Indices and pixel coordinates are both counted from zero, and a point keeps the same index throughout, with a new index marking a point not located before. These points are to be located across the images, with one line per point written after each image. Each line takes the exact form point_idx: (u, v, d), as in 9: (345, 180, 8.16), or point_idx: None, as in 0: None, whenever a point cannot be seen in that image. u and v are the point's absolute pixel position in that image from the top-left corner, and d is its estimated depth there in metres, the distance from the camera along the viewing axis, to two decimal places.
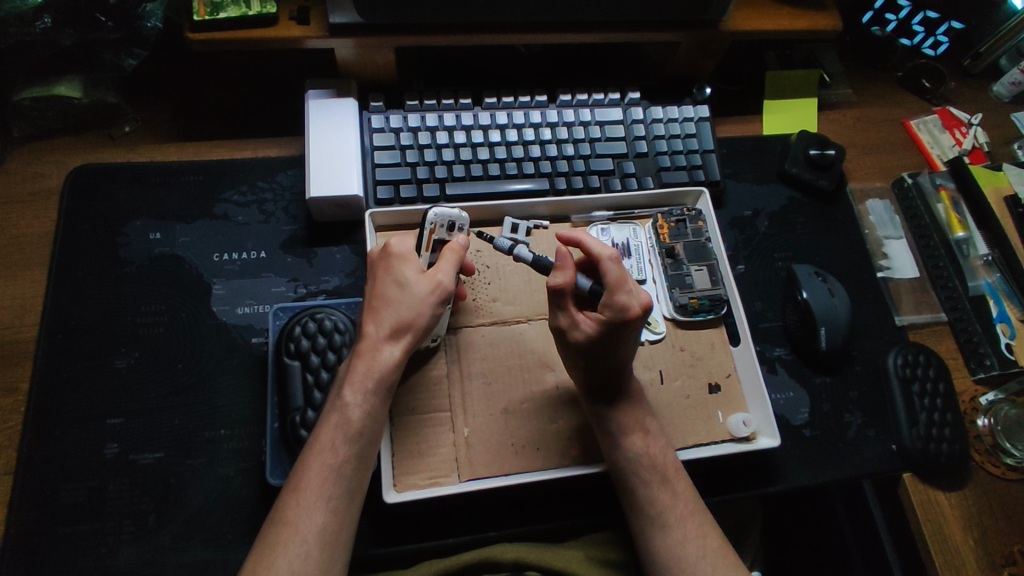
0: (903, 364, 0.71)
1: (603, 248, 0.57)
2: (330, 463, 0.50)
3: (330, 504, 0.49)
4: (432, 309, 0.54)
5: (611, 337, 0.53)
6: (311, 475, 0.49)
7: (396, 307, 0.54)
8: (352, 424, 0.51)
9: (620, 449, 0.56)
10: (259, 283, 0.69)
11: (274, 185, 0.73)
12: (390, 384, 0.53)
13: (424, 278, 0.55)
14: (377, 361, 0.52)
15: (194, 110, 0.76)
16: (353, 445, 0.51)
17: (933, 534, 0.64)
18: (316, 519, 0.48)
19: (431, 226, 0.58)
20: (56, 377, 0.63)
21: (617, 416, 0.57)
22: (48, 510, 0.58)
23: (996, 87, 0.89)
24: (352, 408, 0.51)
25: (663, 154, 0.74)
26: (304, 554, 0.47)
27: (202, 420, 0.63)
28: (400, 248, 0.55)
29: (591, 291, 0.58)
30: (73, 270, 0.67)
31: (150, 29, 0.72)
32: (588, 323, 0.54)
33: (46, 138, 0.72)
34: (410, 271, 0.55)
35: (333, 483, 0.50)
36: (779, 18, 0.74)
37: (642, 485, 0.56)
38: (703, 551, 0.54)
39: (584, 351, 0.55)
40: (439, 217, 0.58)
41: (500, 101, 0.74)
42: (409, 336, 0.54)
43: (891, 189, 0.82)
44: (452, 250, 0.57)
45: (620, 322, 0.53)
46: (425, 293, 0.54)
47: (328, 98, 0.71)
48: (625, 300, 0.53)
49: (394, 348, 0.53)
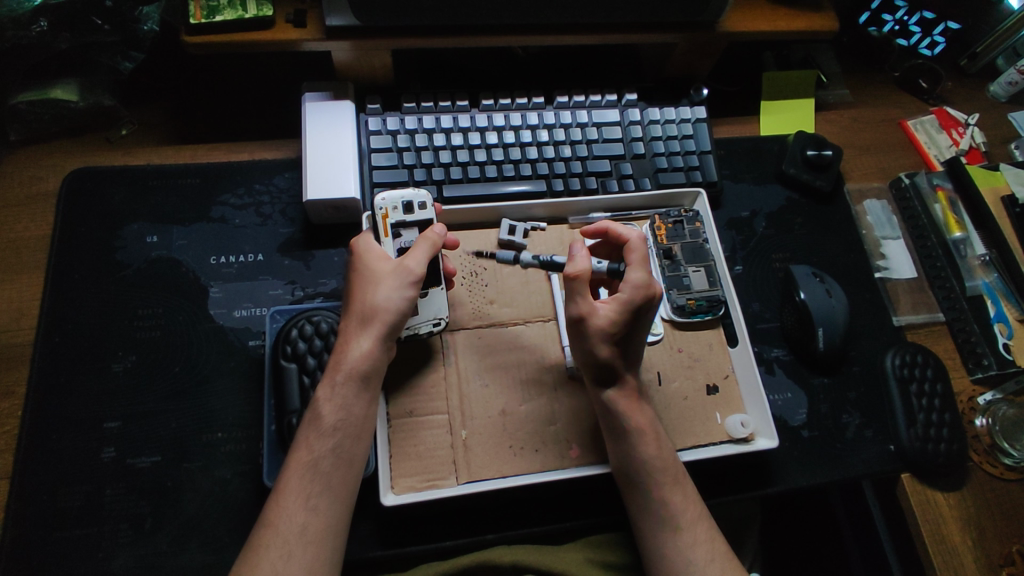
0: (901, 364, 0.71)
1: (627, 232, 0.61)
2: (307, 460, 0.51)
3: (309, 503, 0.50)
4: (396, 294, 0.55)
5: (631, 318, 0.55)
6: (291, 476, 0.51)
7: (365, 296, 0.55)
8: (323, 421, 0.52)
9: (634, 451, 0.56)
10: (257, 286, 0.69)
11: (271, 188, 0.73)
12: (362, 374, 0.53)
13: (388, 267, 0.56)
14: (348, 352, 0.54)
15: (191, 113, 0.76)
16: (328, 440, 0.52)
17: (933, 534, 0.64)
18: (296, 519, 0.49)
19: (383, 210, 0.61)
20: (53, 380, 0.63)
21: (630, 416, 0.56)
22: (44, 514, 0.58)
23: (992, 87, 0.89)
24: (322, 404, 0.53)
25: (661, 155, 0.74)
26: (286, 555, 0.48)
27: (199, 423, 0.63)
28: (365, 243, 0.58)
29: (610, 270, 0.61)
30: (70, 273, 0.67)
31: (148, 32, 0.72)
32: (610, 308, 0.55)
33: (43, 142, 0.72)
34: (378, 261, 0.57)
35: (311, 481, 0.50)
36: (776, 20, 0.74)
37: (655, 486, 0.55)
38: (712, 554, 0.54)
39: (605, 337, 0.55)
40: (388, 200, 0.61)
41: (497, 103, 0.74)
42: (380, 324, 0.54)
43: (889, 189, 0.82)
44: (426, 238, 0.57)
45: (642, 300, 0.55)
46: (392, 280, 0.55)
47: (326, 100, 0.71)
48: (645, 277, 0.56)
49: (364, 337, 0.54)
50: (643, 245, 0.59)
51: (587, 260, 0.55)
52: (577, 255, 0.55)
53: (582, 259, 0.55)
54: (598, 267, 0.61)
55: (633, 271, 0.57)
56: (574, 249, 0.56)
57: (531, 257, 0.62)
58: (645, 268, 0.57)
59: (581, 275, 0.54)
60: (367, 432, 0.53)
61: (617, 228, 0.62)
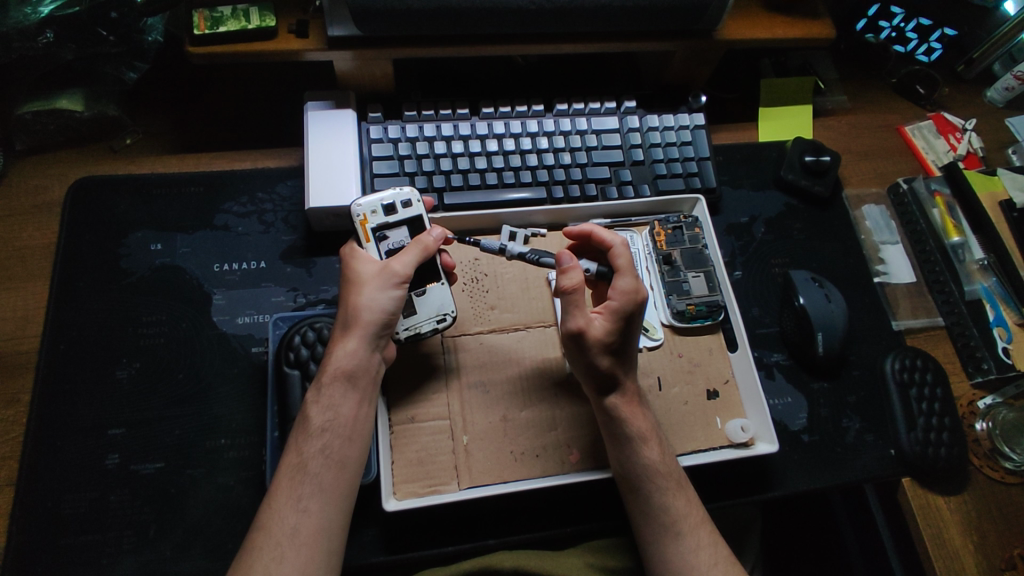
0: (900, 368, 0.71)
1: (613, 236, 0.61)
2: (297, 462, 0.52)
3: (300, 504, 0.50)
4: (381, 296, 0.56)
5: (623, 323, 0.56)
6: (283, 480, 0.51)
7: (350, 299, 0.56)
8: (311, 423, 0.53)
9: (637, 455, 0.56)
10: (259, 293, 0.69)
11: (274, 196, 0.73)
12: (346, 375, 0.54)
13: (374, 269, 0.57)
14: (335, 353, 0.55)
15: (194, 122, 0.77)
16: (315, 441, 0.53)
17: (934, 538, 0.64)
18: (288, 521, 0.49)
19: (362, 216, 0.61)
20: (57, 387, 0.63)
21: (633, 421, 0.57)
22: (48, 520, 0.59)
23: (990, 92, 0.89)
24: (311, 405, 0.54)
25: (660, 161, 0.74)
26: (278, 556, 0.48)
27: (203, 429, 0.63)
28: (351, 250, 0.59)
29: (597, 273, 0.62)
30: (76, 281, 0.68)
31: (151, 43, 0.73)
32: (603, 318, 0.56)
33: (49, 152, 0.73)
34: (364, 263, 0.57)
35: (301, 482, 0.51)
36: (773, 27, 0.75)
37: (659, 491, 0.55)
38: (715, 558, 0.55)
39: (603, 347, 0.55)
40: (366, 206, 0.62)
41: (497, 111, 0.74)
42: (365, 325, 0.55)
43: (886, 194, 0.83)
44: (419, 243, 0.58)
45: (632, 305, 0.56)
46: (376, 281, 0.56)
47: (327, 109, 0.71)
48: (634, 285, 0.56)
49: (348, 338, 0.55)
50: (628, 248, 0.60)
51: (578, 270, 0.56)
52: (568, 267, 0.56)
53: (573, 271, 0.55)
54: (588, 272, 0.62)
55: (621, 277, 0.57)
56: (565, 260, 0.56)
57: (518, 250, 0.63)
58: (632, 275, 0.57)
59: (577, 288, 0.55)
60: (358, 434, 0.54)
61: (599, 232, 0.61)
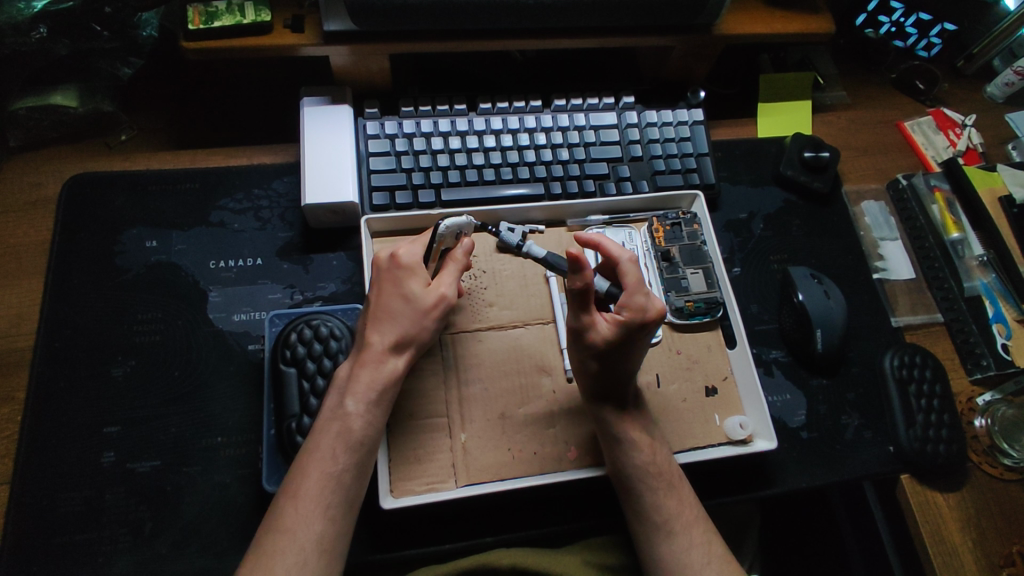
0: (900, 365, 0.71)
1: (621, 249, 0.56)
2: (330, 471, 0.50)
3: (328, 513, 0.49)
4: (433, 323, 0.56)
5: (632, 338, 0.51)
6: (312, 485, 0.49)
7: (405, 322, 0.54)
8: (353, 433, 0.51)
9: (626, 456, 0.56)
10: (255, 290, 0.69)
11: (270, 193, 0.73)
12: (391, 396, 0.53)
13: (430, 291, 0.55)
14: (382, 372, 0.53)
15: (191, 118, 0.76)
16: (353, 454, 0.51)
17: (933, 535, 0.64)
18: (315, 528, 0.48)
19: (441, 239, 0.58)
20: (53, 386, 0.63)
21: (625, 421, 0.57)
22: (44, 519, 0.58)
23: (990, 87, 0.89)
24: (354, 418, 0.51)
25: (658, 158, 0.74)
26: (301, 563, 0.47)
27: (200, 427, 0.63)
28: (409, 260, 0.56)
29: (608, 292, 0.60)
30: (70, 280, 0.67)
31: (147, 37, 0.72)
32: (606, 325, 0.52)
33: (45, 147, 0.73)
34: (421, 283, 0.55)
35: (332, 492, 0.49)
36: (772, 22, 0.74)
37: (650, 492, 0.55)
38: (709, 556, 0.54)
39: (602, 353, 0.53)
40: (449, 229, 0.58)
41: (495, 107, 0.74)
42: (413, 349, 0.55)
43: (886, 190, 0.82)
44: (454, 263, 0.57)
45: (641, 324, 0.51)
46: (433, 308, 0.55)
47: (324, 104, 0.71)
48: (648, 303, 0.51)
49: (397, 361, 0.54)
50: (637, 266, 0.55)
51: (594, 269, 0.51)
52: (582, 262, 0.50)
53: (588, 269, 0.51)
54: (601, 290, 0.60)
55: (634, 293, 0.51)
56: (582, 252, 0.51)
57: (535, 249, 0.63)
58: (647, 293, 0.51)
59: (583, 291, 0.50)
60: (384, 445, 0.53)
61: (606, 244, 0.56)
